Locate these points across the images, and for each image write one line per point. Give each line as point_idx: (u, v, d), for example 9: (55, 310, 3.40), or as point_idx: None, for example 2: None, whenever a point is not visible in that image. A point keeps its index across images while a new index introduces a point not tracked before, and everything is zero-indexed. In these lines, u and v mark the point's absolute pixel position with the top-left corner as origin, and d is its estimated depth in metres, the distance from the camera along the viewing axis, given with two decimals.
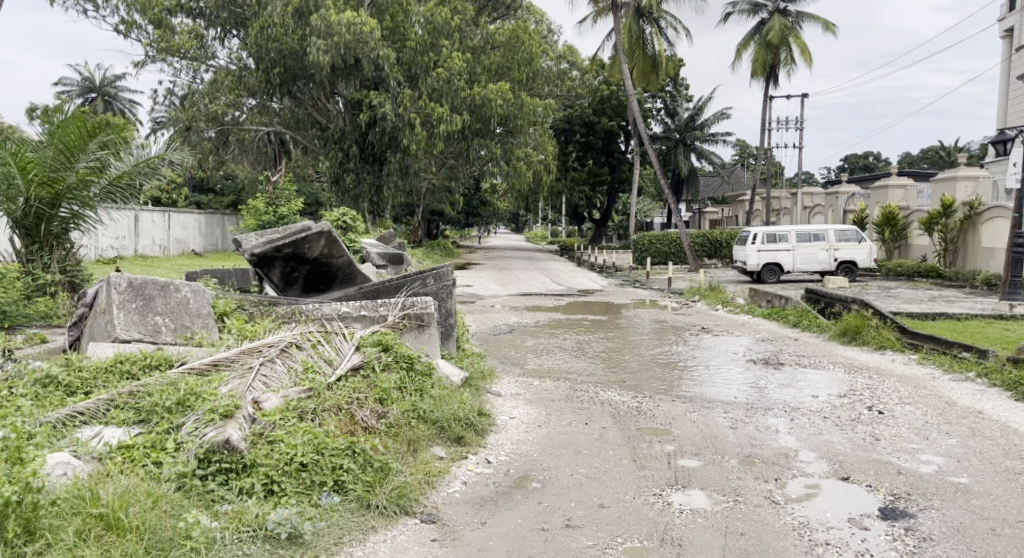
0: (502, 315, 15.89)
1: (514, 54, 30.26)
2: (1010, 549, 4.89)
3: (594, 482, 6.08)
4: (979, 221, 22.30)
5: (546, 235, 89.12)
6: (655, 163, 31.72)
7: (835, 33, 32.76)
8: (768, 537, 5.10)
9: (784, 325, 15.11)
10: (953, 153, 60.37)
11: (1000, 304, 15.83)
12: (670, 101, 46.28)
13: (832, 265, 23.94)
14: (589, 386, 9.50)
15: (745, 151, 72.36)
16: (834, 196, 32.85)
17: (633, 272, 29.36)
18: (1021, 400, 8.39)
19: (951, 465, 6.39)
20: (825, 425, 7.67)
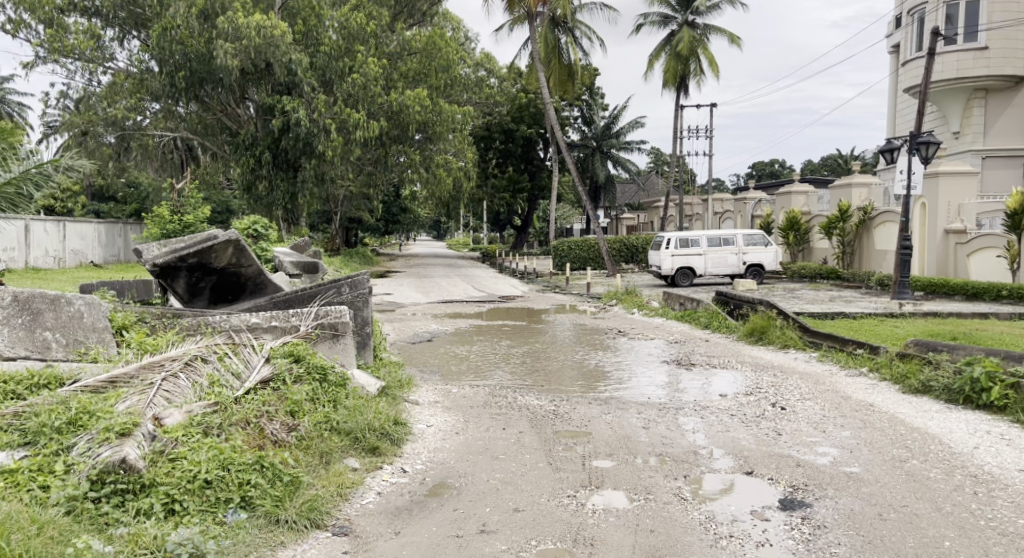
0: (421, 323, 15.83)
1: (432, 61, 30.36)
2: (896, 532, 5.18)
3: (510, 487, 6.13)
4: (873, 224, 23.63)
5: (466, 243, 89.17)
6: (574, 171, 31.99)
7: (741, 45, 33.97)
8: (676, 533, 5.25)
9: (696, 327, 15.58)
10: (849, 161, 63.63)
11: (892, 303, 16.76)
12: (587, 109, 47.01)
13: (741, 268, 24.86)
14: (508, 391, 9.55)
15: (660, 158, 74.25)
16: (742, 203, 34.12)
17: (553, 278, 29.71)
18: (908, 393, 8.91)
19: (845, 456, 6.74)
20: (732, 422, 7.95)
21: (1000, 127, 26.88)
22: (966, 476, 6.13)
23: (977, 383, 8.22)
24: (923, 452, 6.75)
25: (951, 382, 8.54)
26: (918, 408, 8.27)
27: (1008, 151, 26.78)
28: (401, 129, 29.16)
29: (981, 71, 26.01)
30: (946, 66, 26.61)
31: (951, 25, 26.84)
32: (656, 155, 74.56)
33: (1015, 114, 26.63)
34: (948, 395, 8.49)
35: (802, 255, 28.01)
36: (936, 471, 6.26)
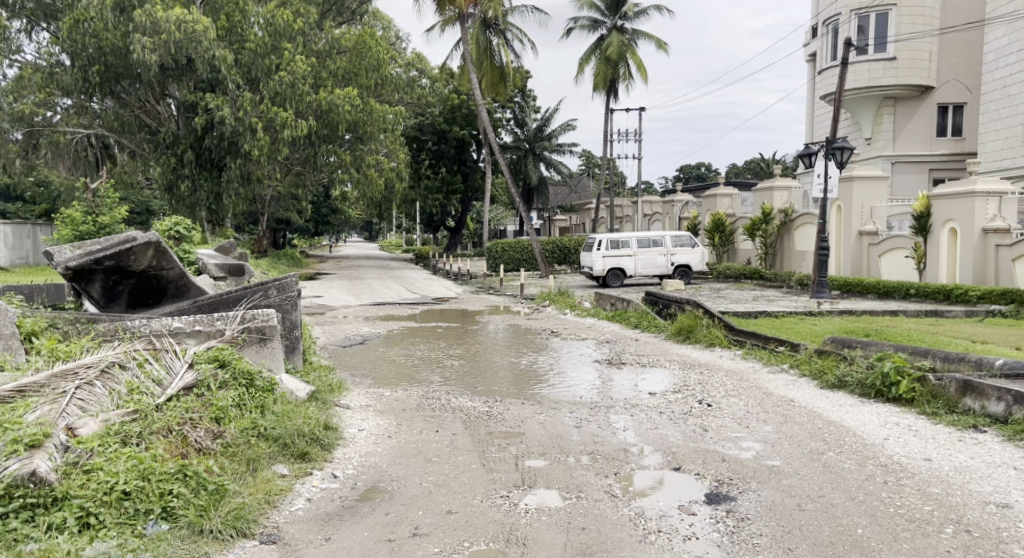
0: (353, 326, 15.65)
1: (362, 61, 30.07)
2: (813, 521, 5.39)
3: (443, 489, 6.12)
4: (793, 226, 24.51)
5: (399, 244, 88.43)
6: (506, 173, 31.67)
7: (668, 50, 34.73)
8: (606, 529, 5.35)
9: (626, 326, 15.85)
10: (771, 165, 65.85)
11: (811, 302, 17.41)
12: (519, 111, 47.26)
13: (669, 269, 25.40)
14: (441, 393, 9.53)
15: (591, 161, 75.17)
16: (670, 205, 34.88)
17: (486, 279, 29.74)
18: (826, 387, 9.28)
19: (767, 450, 6.97)
20: (661, 419, 8.13)
21: (908, 133, 28.29)
22: (877, 466, 6.42)
23: (887, 377, 8.62)
24: (839, 444, 7.05)
25: (864, 377, 8.93)
26: (834, 402, 8.62)
27: (916, 157, 28.19)
28: (331, 128, 28.79)
29: (890, 81, 27.36)
30: (858, 75, 27.87)
31: (862, 35, 28.02)
32: (588, 158, 75.42)
33: (922, 122, 28.08)
34: (862, 389, 8.87)
35: (727, 255, 28.78)
36: (850, 462, 6.54)
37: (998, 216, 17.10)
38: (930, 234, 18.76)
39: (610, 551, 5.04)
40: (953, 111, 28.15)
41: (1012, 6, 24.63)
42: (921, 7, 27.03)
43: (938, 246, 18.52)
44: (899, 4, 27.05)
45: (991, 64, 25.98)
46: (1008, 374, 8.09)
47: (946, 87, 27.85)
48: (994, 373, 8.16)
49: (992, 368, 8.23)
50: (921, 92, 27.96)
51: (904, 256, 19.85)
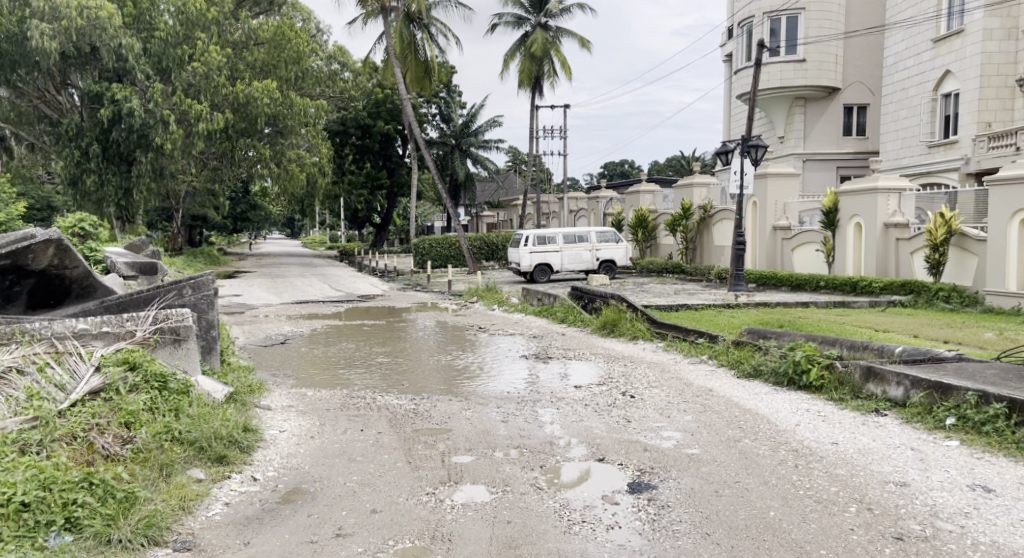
0: (274, 325, 15.28)
1: (280, 53, 29.37)
2: (728, 507, 5.54)
3: (367, 488, 6.05)
4: (712, 222, 25.24)
5: (324, 240, 86.79)
6: (433, 168, 30.99)
7: (591, 48, 35.18)
8: (532, 522, 5.38)
9: (553, 321, 16.00)
10: (691, 163, 67.64)
11: (729, 295, 17.93)
12: (444, 107, 47.09)
13: (594, 264, 25.73)
14: (366, 392, 9.41)
15: (518, 157, 75.48)
16: (595, 201, 35.40)
17: (413, 276, 29.47)
18: (742, 377, 9.59)
19: (687, 438, 7.16)
20: (585, 412, 8.24)
21: (818, 132, 29.43)
22: (789, 451, 6.67)
23: (798, 365, 8.96)
24: (753, 431, 7.29)
25: (777, 366, 9.27)
26: (749, 391, 8.91)
27: (825, 155, 29.37)
28: (249, 122, 28.10)
29: (800, 82, 28.38)
30: (771, 76, 28.83)
31: (774, 38, 28.97)
32: (514, 154, 75.70)
33: (830, 122, 29.27)
34: (775, 378, 9.20)
35: (650, 250, 29.39)
36: (764, 448, 6.77)
37: (899, 211, 18.02)
38: (837, 229, 19.58)
39: (535, 543, 5.06)
40: (858, 112, 29.47)
41: (911, 12, 25.90)
42: (828, 12, 28.21)
43: (843, 240, 19.35)
44: (808, 8, 28.13)
45: (893, 67, 27.27)
46: (906, 360, 8.56)
47: (851, 88, 29.18)
48: (894, 360, 8.61)
49: (893, 355, 8.68)
50: (829, 92, 29.13)
51: (813, 250, 20.68)
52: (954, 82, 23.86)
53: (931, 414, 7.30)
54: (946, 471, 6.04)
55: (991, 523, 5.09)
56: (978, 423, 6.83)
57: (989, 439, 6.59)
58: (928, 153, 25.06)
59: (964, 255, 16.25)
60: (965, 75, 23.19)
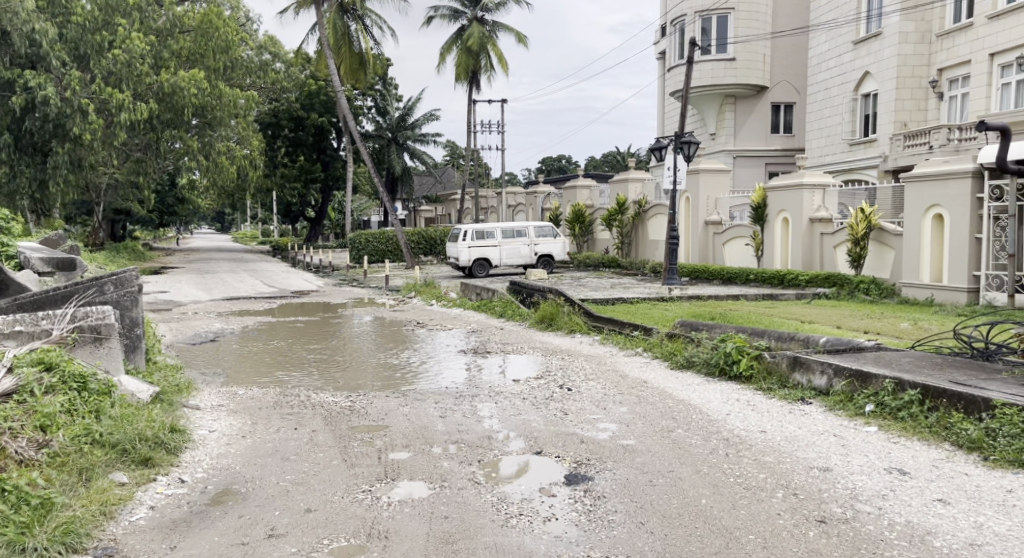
0: (203, 322, 14.83)
1: (208, 41, 28.58)
2: (662, 496, 5.61)
3: (301, 487, 5.92)
4: (647, 216, 25.63)
5: (255, 235, 84.77)
6: (369, 161, 30.22)
7: (528, 43, 35.30)
8: (469, 517, 5.34)
9: (492, 315, 15.99)
10: (627, 158, 68.71)
11: (664, 288, 18.22)
12: (380, 99, 46.53)
13: (532, 258, 25.84)
14: (300, 390, 9.21)
15: (456, 152, 75.14)
16: (533, 196, 35.55)
17: (349, 271, 29.06)
18: (676, 368, 9.77)
19: (622, 430, 7.24)
20: (523, 405, 8.26)
21: (747, 130, 30.16)
22: (720, 440, 6.81)
23: (729, 356, 9.16)
24: (686, 421, 7.42)
25: (709, 357, 9.46)
26: (683, 382, 9.07)
27: (755, 151, 30.12)
28: (175, 112, 27.25)
29: (730, 80, 28.99)
30: (703, 73, 29.38)
31: (705, 37, 29.51)
32: (452, 148, 75.40)
33: (759, 119, 30.03)
34: (707, 368, 9.39)
35: (587, 245, 29.73)
36: (697, 437, 6.90)
37: (823, 207, 18.62)
38: (766, 224, 20.12)
39: (474, 538, 5.01)
40: (786, 110, 30.32)
41: (833, 14, 26.71)
42: (756, 12, 28.91)
43: (772, 235, 19.89)
44: (737, 8, 28.78)
45: (817, 67, 28.14)
46: (830, 350, 8.84)
47: (778, 87, 30.01)
48: (819, 350, 8.88)
49: (817, 346, 8.96)
50: (757, 91, 29.88)
51: (743, 244, 21.21)
52: (873, 83, 24.77)
53: (852, 401, 7.55)
54: (866, 456, 6.26)
55: (907, 504, 5.29)
56: (894, 410, 7.10)
57: (904, 424, 6.86)
58: (850, 151, 25.95)
59: (882, 250, 16.85)
60: (883, 76, 24.07)
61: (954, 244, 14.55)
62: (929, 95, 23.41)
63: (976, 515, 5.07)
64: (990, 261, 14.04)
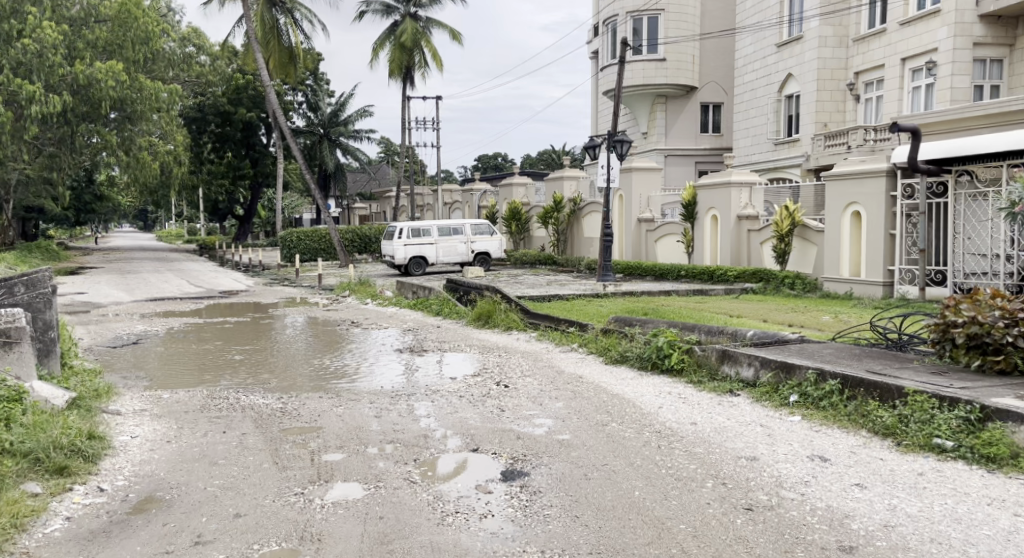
0: (124, 324, 14.28)
1: (126, 32, 27.40)
2: (596, 489, 5.64)
3: (230, 492, 5.73)
4: (582, 213, 25.86)
5: (180, 233, 82.18)
6: (300, 159, 29.36)
7: (462, 40, 35.16)
8: (405, 516, 5.25)
9: (428, 314, 15.83)
10: (562, 157, 69.39)
11: (599, 285, 18.41)
12: (311, 95, 45.70)
13: (469, 256, 25.76)
14: (229, 392, 8.95)
15: (391, 148, 74.37)
16: (469, 193, 35.47)
17: (280, 270, 28.44)
18: (611, 363, 9.86)
19: (558, 425, 7.25)
20: (460, 403, 8.20)
21: (678, 129, 30.72)
22: (653, 432, 6.88)
23: (661, 350, 9.28)
24: (620, 415, 7.48)
25: (642, 351, 9.58)
26: (616, 377, 9.15)
27: (685, 150, 30.70)
28: (91, 106, 26.21)
29: (661, 80, 29.48)
30: (635, 73, 29.77)
31: (637, 37, 29.91)
32: (386, 145, 74.66)
33: (689, 119, 30.63)
34: (640, 362, 9.50)
35: (523, 242, 29.83)
36: (630, 430, 6.96)
37: (750, 204, 19.08)
38: (696, 221, 20.52)
39: (409, 537, 4.92)
40: (714, 110, 30.97)
41: (758, 17, 27.41)
42: (685, 13, 29.43)
43: (702, 232, 20.29)
44: (667, 9, 29.28)
45: (743, 68, 28.84)
46: (756, 343, 9.05)
47: (707, 87, 30.63)
48: (746, 342, 9.11)
49: (744, 339, 9.18)
50: (688, 91, 30.45)
51: (675, 241, 21.61)
52: (796, 85, 25.51)
53: (778, 392, 7.73)
54: (790, 444, 6.42)
55: (828, 489, 5.44)
56: (816, 399, 7.29)
57: (826, 413, 7.05)
58: (775, 150, 26.72)
59: (805, 245, 17.37)
60: (805, 77, 24.81)
61: (871, 239, 15.09)
62: (847, 97, 24.26)
63: (891, 498, 5.24)
64: (903, 256, 14.63)
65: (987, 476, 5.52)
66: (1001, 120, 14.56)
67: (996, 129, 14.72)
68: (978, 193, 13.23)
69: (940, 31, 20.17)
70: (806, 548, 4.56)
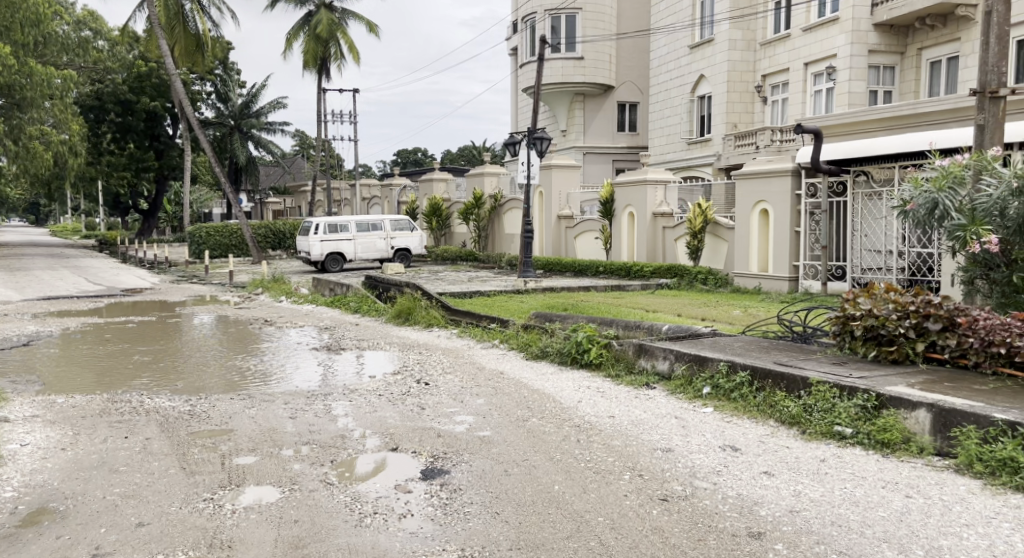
0: (15, 325, 13.41)
1: (13, 14, 25.82)
2: (518, 485, 5.57)
3: (132, 500, 5.40)
4: (503, 210, 25.90)
5: (78, 228, 78.07)
6: (209, 151, 28.14)
7: (379, 32, 34.64)
8: (320, 519, 5.06)
9: (346, 310, 15.49)
10: (482, 153, 69.47)
11: (519, 281, 18.40)
12: (220, 85, 44.25)
13: (388, 253, 25.36)
14: (132, 395, 8.49)
15: (307, 142, 72.79)
16: (388, 189, 35.02)
17: (188, 267, 27.34)
18: (531, 359, 9.85)
19: (479, 421, 7.17)
20: (379, 402, 8.00)
21: (596, 127, 31.10)
22: (573, 427, 6.88)
23: (580, 345, 9.33)
24: (540, 410, 7.45)
25: (562, 346, 9.61)
26: (537, 372, 9.16)
27: (603, 148, 31.12)
28: None
29: (578, 78, 29.81)
30: (553, 70, 30.00)
31: (555, 35, 30.27)
32: (301, 138, 72.94)
33: (606, 117, 31.05)
34: (560, 357, 9.53)
35: (444, 238, 29.65)
36: (550, 425, 6.94)
37: (665, 202, 19.47)
38: (613, 218, 20.81)
39: (325, 541, 4.73)
40: (630, 109, 31.48)
41: (671, 19, 27.99)
42: (602, 13, 29.81)
43: (619, 229, 20.59)
44: (584, 8, 29.59)
45: (658, 68, 29.43)
46: (670, 337, 9.19)
47: (624, 87, 31.11)
48: (662, 337, 9.24)
49: (660, 333, 9.32)
50: (605, 90, 30.87)
51: (593, 237, 21.86)
52: (707, 86, 26.21)
53: (691, 384, 7.87)
54: (703, 435, 6.52)
55: (738, 478, 5.54)
56: (728, 391, 7.44)
57: (737, 404, 7.21)
58: (688, 149, 27.35)
59: (717, 242, 17.82)
60: (716, 79, 25.51)
61: (777, 236, 15.60)
62: (756, 98, 25.08)
63: (796, 484, 5.37)
64: (807, 252, 15.19)
65: (882, 460, 5.74)
66: (895, 123, 15.28)
67: (889, 132, 15.46)
68: (874, 192, 13.88)
69: (839, 38, 21.03)
70: (718, 536, 4.61)
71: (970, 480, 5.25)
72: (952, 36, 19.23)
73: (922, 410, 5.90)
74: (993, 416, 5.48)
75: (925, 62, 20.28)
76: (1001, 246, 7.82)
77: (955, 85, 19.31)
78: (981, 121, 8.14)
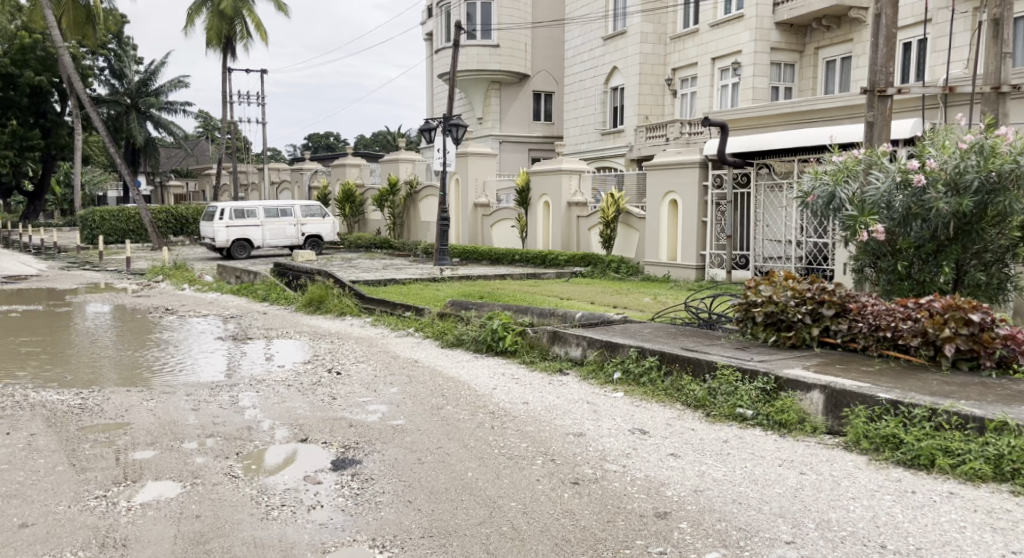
0: None
1: None
2: (430, 472, 5.55)
3: (15, 499, 5.08)
4: (418, 197, 25.67)
5: None
6: (101, 130, 26.06)
7: (288, 12, 33.63)
8: (224, 513, 4.90)
9: (254, 299, 15.02)
10: (396, 139, 68.59)
11: (435, 269, 18.28)
12: (115, 60, 41.98)
13: (299, 239, 24.72)
14: (16, 389, 7.99)
15: (211, 123, 70.10)
16: (299, 174, 34.14)
17: (81, 253, 25.94)
18: (446, 347, 9.80)
19: (392, 411, 7.08)
20: (288, 392, 7.81)
21: (511, 115, 31.17)
22: (486, 413, 6.90)
23: (495, 332, 9.34)
24: (455, 398, 7.42)
25: (477, 334, 9.61)
26: (452, 360, 9.13)
27: (518, 137, 31.22)
28: None
29: (493, 66, 29.78)
30: (468, 57, 29.84)
31: (471, 22, 30.18)
32: (205, 119, 70.13)
33: (522, 106, 31.17)
34: (475, 345, 9.53)
35: (358, 225, 29.16)
36: (464, 412, 6.93)
37: (579, 192, 19.68)
38: (529, 206, 20.93)
39: (229, 535, 4.58)
40: (546, 99, 31.72)
41: (585, 9, 28.25)
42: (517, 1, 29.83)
43: (534, 217, 20.73)
44: None
45: (572, 58, 29.71)
46: (584, 324, 9.30)
47: (539, 76, 31.31)
48: (575, 324, 9.33)
49: (574, 320, 9.40)
50: (520, 79, 30.97)
51: (509, 226, 21.96)
52: (620, 77, 26.62)
53: (603, 369, 8.01)
54: (613, 419, 6.65)
55: (646, 460, 5.67)
56: (637, 375, 7.61)
57: (646, 389, 7.38)
58: (602, 139, 27.79)
59: (629, 231, 18.15)
60: (628, 71, 25.93)
61: (685, 226, 16.02)
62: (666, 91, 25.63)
63: (700, 465, 5.54)
64: (713, 241, 15.66)
65: (779, 440, 5.98)
66: (797, 118, 15.89)
67: (792, 127, 16.07)
68: (775, 184, 14.46)
69: (743, 35, 21.70)
70: (626, 517, 4.71)
71: (858, 456, 5.53)
72: (846, 37, 20.17)
73: (816, 391, 6.18)
74: (878, 396, 5.79)
75: (822, 61, 21.23)
76: (888, 236, 8.23)
77: (850, 83, 20.25)
78: (870, 118, 8.58)
